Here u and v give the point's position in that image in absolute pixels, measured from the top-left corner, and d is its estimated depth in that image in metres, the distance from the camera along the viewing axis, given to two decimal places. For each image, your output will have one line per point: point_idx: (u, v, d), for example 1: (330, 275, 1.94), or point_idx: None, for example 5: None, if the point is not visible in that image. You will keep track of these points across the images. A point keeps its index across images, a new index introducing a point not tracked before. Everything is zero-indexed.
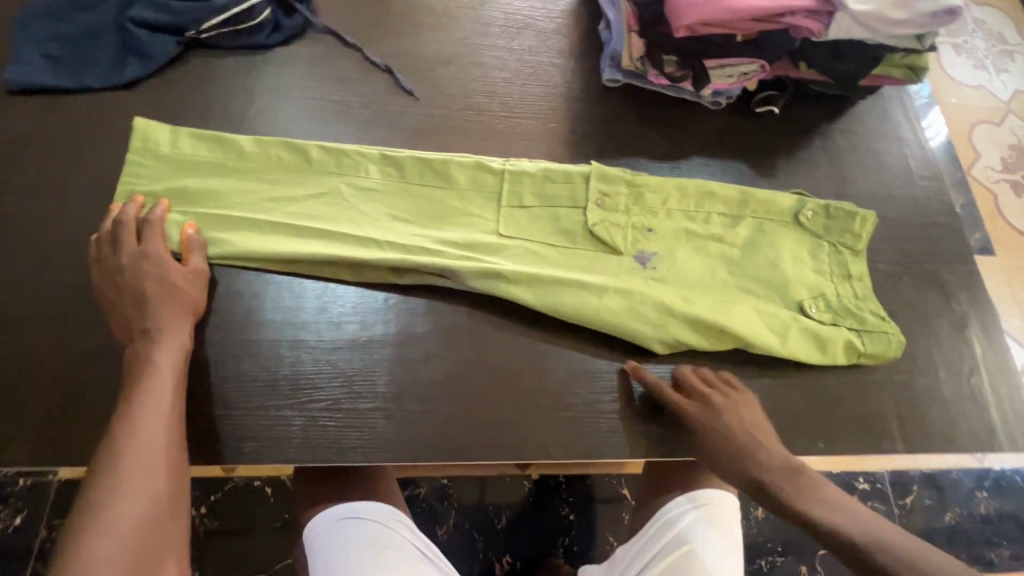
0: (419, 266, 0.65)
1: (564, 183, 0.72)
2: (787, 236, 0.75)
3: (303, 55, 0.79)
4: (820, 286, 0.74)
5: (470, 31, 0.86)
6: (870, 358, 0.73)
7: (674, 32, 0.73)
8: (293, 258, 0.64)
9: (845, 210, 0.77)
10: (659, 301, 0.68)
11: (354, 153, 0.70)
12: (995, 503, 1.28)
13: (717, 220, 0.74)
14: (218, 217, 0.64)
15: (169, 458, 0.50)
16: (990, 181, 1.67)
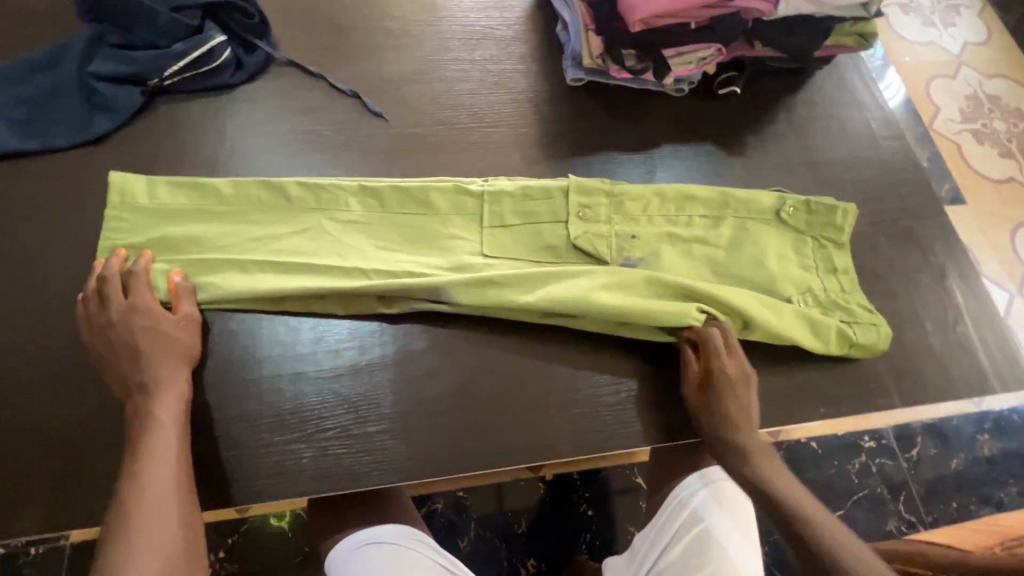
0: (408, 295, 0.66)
1: (543, 199, 0.73)
2: (771, 233, 0.75)
3: (269, 91, 0.79)
4: (808, 282, 0.74)
5: (432, 47, 0.87)
6: (861, 349, 0.73)
7: (630, 26, 0.73)
8: (281, 296, 0.64)
9: (826, 204, 0.77)
10: (648, 289, 0.68)
11: (332, 188, 0.70)
12: (997, 445, 1.32)
13: (699, 223, 0.75)
14: (203, 262, 0.64)
15: (182, 510, 0.50)
16: (951, 132, 1.72)
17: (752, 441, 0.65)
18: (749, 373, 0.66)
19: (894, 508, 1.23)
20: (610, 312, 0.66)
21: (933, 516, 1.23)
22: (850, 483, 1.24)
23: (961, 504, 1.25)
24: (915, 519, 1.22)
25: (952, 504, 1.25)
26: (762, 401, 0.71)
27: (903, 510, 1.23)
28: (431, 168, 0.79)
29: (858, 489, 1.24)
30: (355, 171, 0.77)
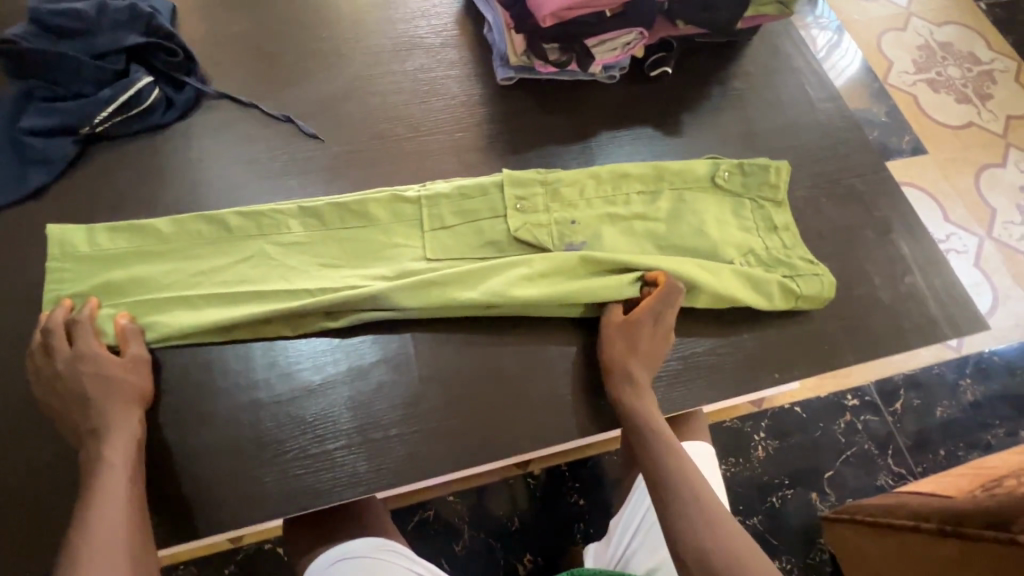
0: (354, 307, 0.67)
1: (480, 197, 0.74)
2: (708, 201, 0.77)
3: (203, 126, 0.80)
4: (748, 243, 0.76)
5: (362, 63, 0.88)
6: (808, 301, 0.74)
7: (541, 22, 0.74)
8: (229, 324, 0.65)
9: (758, 164, 0.79)
10: (587, 269, 0.70)
11: (272, 212, 0.71)
12: (979, 388, 1.33)
13: (637, 199, 0.76)
14: (148, 302, 0.65)
15: (133, 551, 0.51)
16: (906, 85, 1.72)
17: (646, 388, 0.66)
18: (660, 330, 0.68)
19: (883, 463, 1.24)
20: (552, 297, 0.68)
21: (922, 465, 1.25)
22: (837, 444, 1.24)
23: (949, 451, 1.27)
24: (904, 471, 1.24)
25: (939, 452, 1.26)
26: (718, 372, 0.73)
27: (892, 463, 1.24)
28: (372, 183, 0.80)
29: (846, 448, 1.25)
30: (296, 195, 0.78)
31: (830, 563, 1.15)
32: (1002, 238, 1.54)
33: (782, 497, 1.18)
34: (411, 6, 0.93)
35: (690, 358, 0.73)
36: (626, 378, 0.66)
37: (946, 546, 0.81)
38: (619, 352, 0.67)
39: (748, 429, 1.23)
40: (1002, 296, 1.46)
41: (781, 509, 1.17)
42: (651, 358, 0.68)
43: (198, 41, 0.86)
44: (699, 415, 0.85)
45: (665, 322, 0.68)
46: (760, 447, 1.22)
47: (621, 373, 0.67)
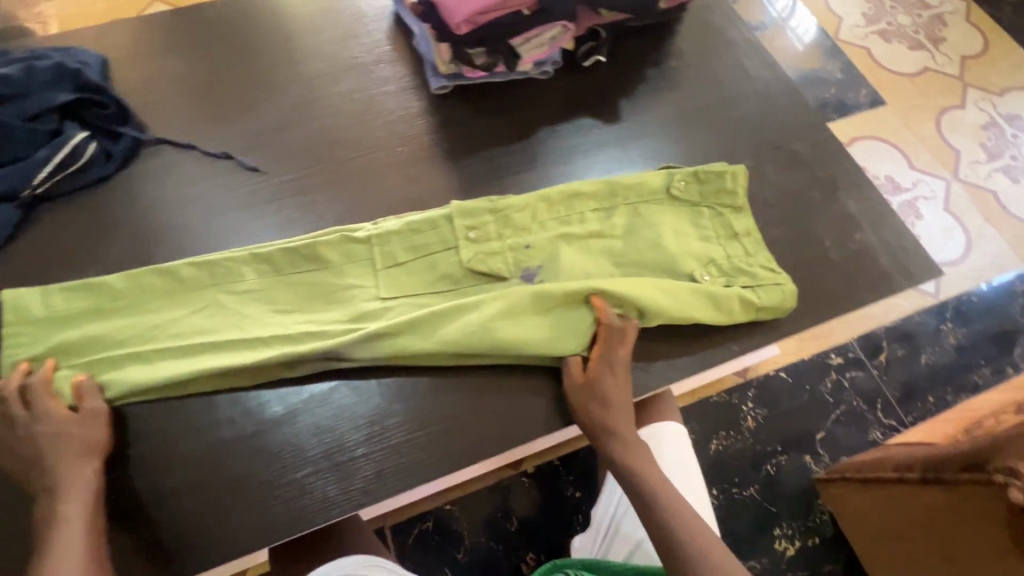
0: (313, 356, 0.67)
1: (430, 230, 0.74)
2: (664, 212, 0.77)
3: (144, 174, 0.81)
4: (709, 253, 0.75)
5: (297, 92, 0.89)
6: (769, 312, 0.74)
7: (455, 32, 0.76)
8: (187, 379, 0.65)
9: (714, 170, 0.78)
10: (542, 306, 0.70)
11: (225, 260, 0.71)
12: (960, 331, 1.34)
13: (592, 217, 0.76)
14: (104, 361, 0.65)
15: None
16: (858, 39, 1.72)
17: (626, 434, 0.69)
18: (623, 372, 0.70)
19: (873, 417, 1.25)
20: (507, 340, 0.68)
21: (912, 415, 1.25)
22: (825, 404, 1.25)
23: (937, 397, 1.27)
24: (895, 423, 1.25)
25: (928, 399, 1.27)
26: (679, 356, 0.74)
27: (882, 417, 1.25)
28: (319, 210, 0.81)
29: (835, 408, 1.25)
30: (246, 233, 0.79)
31: (830, 523, 1.15)
32: (969, 177, 1.54)
33: (776, 464, 1.19)
34: (341, 29, 0.94)
35: (649, 344, 0.74)
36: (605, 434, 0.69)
37: (930, 493, 0.82)
38: (593, 411, 0.69)
39: (735, 401, 1.23)
40: (976, 236, 1.46)
41: (777, 476, 1.18)
42: (624, 411, 0.69)
43: (131, 91, 0.86)
44: (668, 399, 0.87)
45: (621, 357, 0.69)
46: (749, 418, 1.22)
47: (600, 428, 0.69)
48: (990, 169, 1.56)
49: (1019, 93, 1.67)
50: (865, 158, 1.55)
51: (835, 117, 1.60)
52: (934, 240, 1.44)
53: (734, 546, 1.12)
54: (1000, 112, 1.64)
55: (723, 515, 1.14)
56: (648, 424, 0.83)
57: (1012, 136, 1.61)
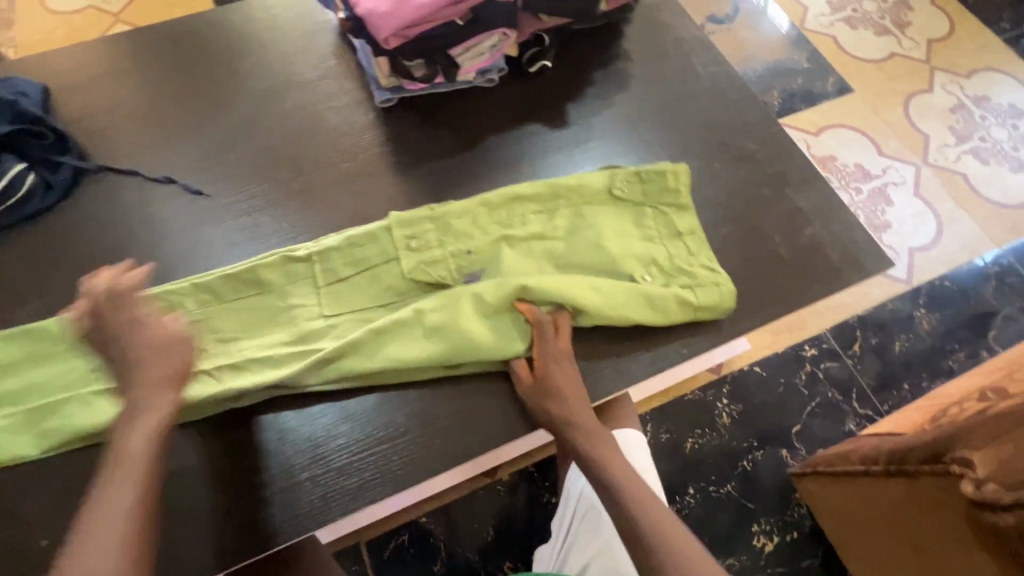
0: (259, 387, 0.67)
1: (370, 243, 0.74)
2: (605, 212, 0.78)
3: (89, 203, 0.80)
4: (650, 252, 0.76)
5: (241, 112, 0.88)
6: (708, 311, 0.74)
7: (383, 49, 0.78)
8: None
9: (656, 170, 0.80)
10: (484, 315, 0.71)
11: (165, 294, 0.71)
12: (933, 316, 1.33)
13: (534, 219, 0.77)
14: (45, 407, 0.66)
15: (128, 533, 0.54)
16: (824, 26, 1.70)
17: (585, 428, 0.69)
18: (568, 368, 0.70)
19: (849, 408, 1.24)
20: (449, 352, 0.69)
21: (887, 403, 1.25)
22: (801, 397, 1.24)
23: (912, 384, 1.27)
24: (870, 412, 1.24)
25: (903, 387, 1.27)
26: (631, 360, 0.74)
27: (857, 407, 1.24)
28: (264, 231, 0.80)
29: (810, 400, 1.24)
30: (192, 259, 0.78)
31: (808, 516, 1.15)
32: (939, 162, 1.53)
33: (753, 460, 1.18)
34: (285, 46, 0.93)
35: (601, 351, 0.74)
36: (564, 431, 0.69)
37: (894, 485, 0.82)
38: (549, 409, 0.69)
39: (710, 398, 1.22)
40: (946, 220, 1.45)
41: (754, 472, 1.17)
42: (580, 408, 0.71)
43: (73, 120, 0.85)
44: (626, 403, 0.87)
45: (562, 349, 0.70)
46: (724, 415, 1.21)
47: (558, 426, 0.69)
48: (959, 152, 1.54)
49: (987, 73, 1.65)
50: (834, 147, 1.54)
51: (803, 107, 1.58)
52: (905, 226, 1.44)
53: (712, 545, 1.11)
54: (967, 94, 1.62)
55: (701, 514, 1.14)
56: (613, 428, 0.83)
57: (980, 118, 1.59)
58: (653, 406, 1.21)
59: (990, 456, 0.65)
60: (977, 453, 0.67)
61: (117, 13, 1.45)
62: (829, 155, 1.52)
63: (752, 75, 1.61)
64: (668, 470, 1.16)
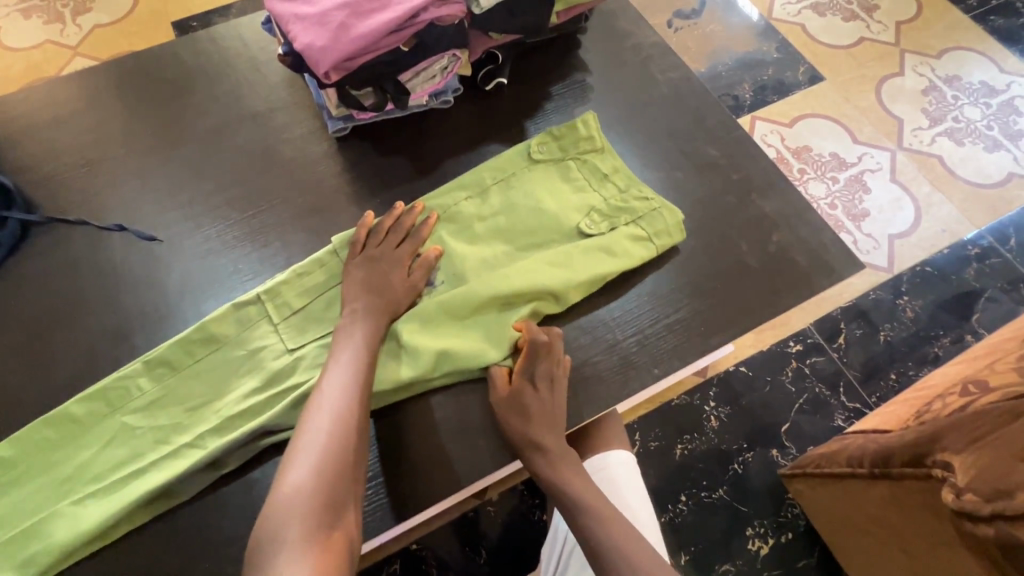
0: (237, 447, 0.66)
1: (318, 270, 0.75)
2: (538, 177, 0.80)
3: (39, 256, 0.78)
4: (587, 202, 0.79)
5: (191, 151, 0.85)
6: (660, 236, 0.77)
7: (324, 82, 0.76)
8: (118, 517, 0.63)
9: (567, 125, 0.83)
10: (452, 316, 0.72)
11: (114, 381, 0.69)
12: (917, 303, 1.33)
13: (474, 205, 0.79)
14: (17, 533, 0.63)
15: (339, 428, 0.61)
16: (792, 15, 1.68)
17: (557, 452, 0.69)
18: (547, 385, 0.69)
19: (837, 402, 1.23)
20: (428, 364, 0.69)
21: (876, 395, 1.24)
22: (788, 395, 1.23)
23: (900, 374, 1.26)
24: (859, 405, 1.23)
25: (891, 377, 1.26)
26: (602, 383, 0.72)
27: (846, 401, 1.23)
28: (222, 273, 0.78)
29: (798, 397, 1.23)
30: (153, 316, 0.75)
31: (802, 516, 1.14)
32: (914, 145, 1.52)
33: (743, 462, 1.17)
34: (234, 79, 0.91)
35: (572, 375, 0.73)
36: (532, 453, 0.68)
37: (879, 488, 0.80)
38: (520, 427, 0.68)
39: (697, 401, 1.21)
40: (925, 204, 1.44)
41: (746, 474, 1.16)
42: (565, 456, 0.70)
43: (18, 169, 0.83)
44: (611, 421, 0.84)
45: (543, 367, 0.69)
46: (712, 418, 1.20)
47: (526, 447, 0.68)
48: (933, 134, 1.53)
49: (957, 53, 1.64)
50: (808, 137, 1.52)
51: (775, 99, 1.56)
52: (883, 213, 1.43)
53: (706, 552, 1.10)
54: (939, 74, 1.61)
55: (694, 521, 1.12)
56: (591, 457, 0.80)
57: (952, 98, 1.58)
58: (639, 413, 1.20)
59: (971, 463, 0.65)
60: (957, 457, 0.66)
61: (74, 46, 1.42)
62: (803, 146, 1.51)
63: (722, 69, 1.59)
64: (659, 479, 1.15)
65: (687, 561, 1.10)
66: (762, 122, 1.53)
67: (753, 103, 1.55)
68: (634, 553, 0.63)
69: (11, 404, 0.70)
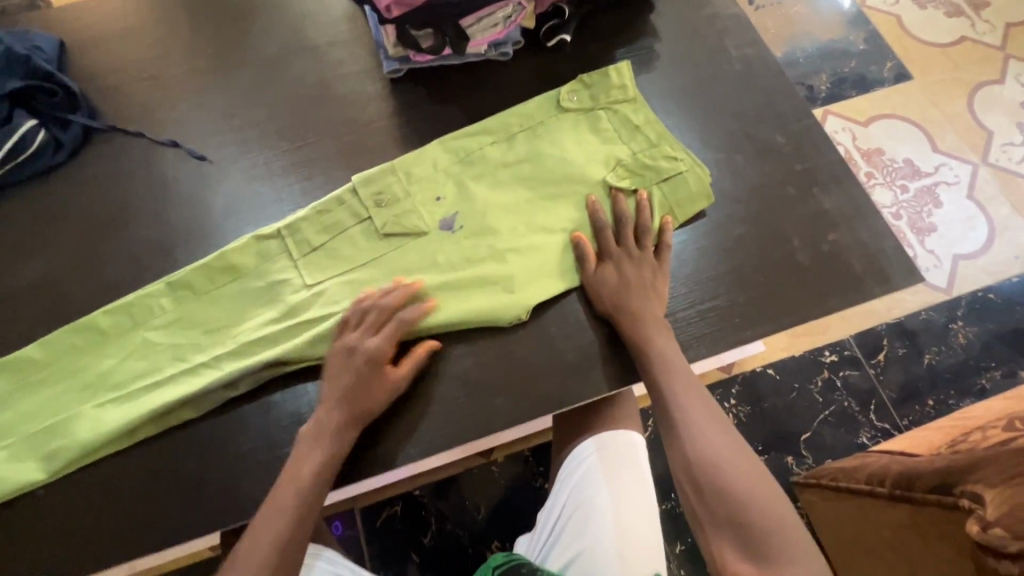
0: (249, 373, 0.69)
1: (337, 207, 0.75)
2: (565, 127, 0.78)
3: (94, 164, 0.81)
4: (613, 155, 0.76)
5: (246, 76, 0.86)
6: (685, 201, 0.75)
7: (384, 18, 0.77)
8: (138, 421, 0.67)
9: (599, 73, 0.80)
10: (466, 270, 0.71)
11: (139, 298, 0.72)
12: (971, 330, 1.24)
13: (497, 151, 0.78)
14: (50, 422, 0.67)
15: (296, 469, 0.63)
16: (888, 4, 1.54)
17: (665, 345, 0.67)
18: (636, 272, 0.70)
19: (865, 419, 1.18)
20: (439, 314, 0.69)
21: (908, 419, 1.18)
22: (814, 404, 1.19)
23: (938, 401, 1.19)
24: (888, 426, 1.18)
25: (928, 402, 1.19)
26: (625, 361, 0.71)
27: (875, 419, 1.18)
28: (262, 202, 0.79)
29: (824, 409, 1.19)
30: (195, 236, 0.77)
31: None
32: (1000, 162, 1.40)
33: None
34: (296, 7, 0.90)
35: (593, 348, 0.72)
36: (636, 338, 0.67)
37: (898, 509, 0.78)
38: (615, 310, 0.69)
39: (718, 398, 1.18)
40: (1000, 227, 1.34)
41: None
42: (656, 318, 0.68)
43: (85, 75, 0.85)
44: (626, 398, 0.79)
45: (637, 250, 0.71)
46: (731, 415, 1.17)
47: (631, 330, 0.68)
48: None
49: None
50: (882, 140, 1.42)
51: (853, 94, 1.46)
52: (952, 230, 1.33)
53: None
54: None
55: None
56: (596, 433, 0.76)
57: None
58: None
59: (1001, 497, 0.61)
60: (989, 491, 0.63)
61: None
62: (876, 149, 1.41)
63: (801, 56, 1.48)
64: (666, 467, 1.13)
65: (681, 551, 1.05)
66: (834, 117, 1.43)
67: (828, 95, 1.45)
68: (707, 427, 0.62)
69: (60, 300, 0.74)
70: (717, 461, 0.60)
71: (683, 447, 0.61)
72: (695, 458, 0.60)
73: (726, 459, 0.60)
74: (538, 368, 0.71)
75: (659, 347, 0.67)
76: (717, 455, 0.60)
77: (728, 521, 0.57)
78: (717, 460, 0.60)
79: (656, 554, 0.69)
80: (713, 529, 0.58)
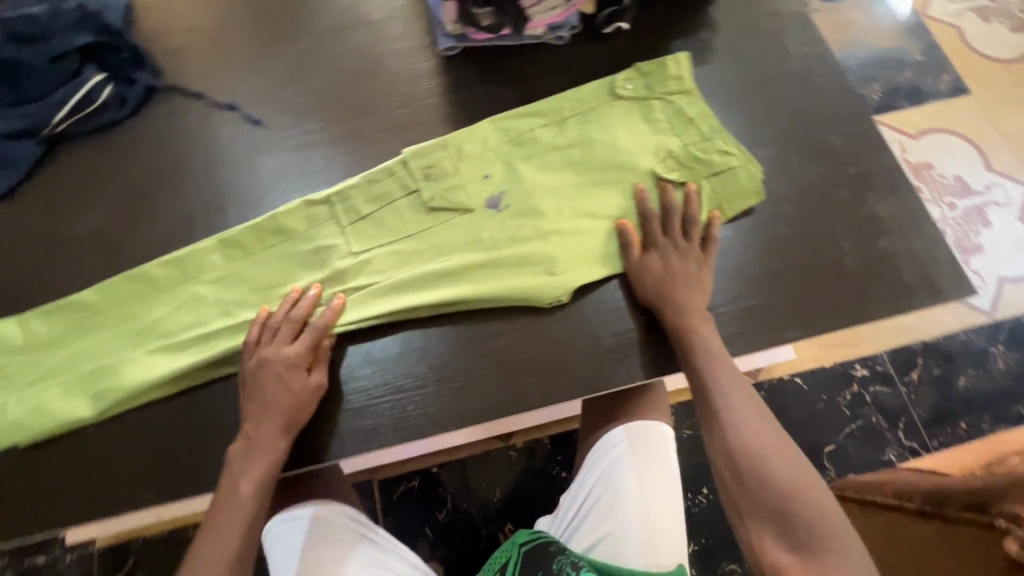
0: None
1: (387, 178, 0.76)
2: (617, 115, 0.78)
3: (154, 121, 0.83)
4: (664, 145, 0.76)
5: (304, 45, 0.88)
6: (734, 196, 0.74)
7: None
8: (184, 371, 0.69)
9: (655, 63, 0.80)
10: (511, 249, 0.72)
11: (191, 253, 0.74)
12: (1012, 355, 1.21)
13: (547, 134, 0.78)
14: (101, 363, 0.70)
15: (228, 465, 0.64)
16: (950, 14, 1.49)
17: (709, 337, 0.67)
18: (681, 262, 0.69)
19: (892, 436, 1.16)
20: (484, 290, 0.70)
21: (938, 440, 1.15)
22: (841, 417, 1.17)
23: (971, 425, 1.16)
24: (917, 445, 1.15)
25: (960, 425, 1.16)
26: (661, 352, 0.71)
27: (903, 437, 1.16)
28: (313, 169, 0.81)
29: (851, 422, 1.17)
30: (246, 197, 0.79)
31: None
32: None
33: None
34: None
35: (630, 336, 0.71)
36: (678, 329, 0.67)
37: (926, 526, 0.75)
38: (659, 300, 0.69)
39: None
40: None
41: None
42: (701, 310, 0.68)
43: (151, 34, 0.88)
44: (658, 389, 0.79)
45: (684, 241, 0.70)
46: None
47: (673, 321, 0.68)
48: None
49: None
50: (933, 154, 1.38)
51: (905, 105, 1.42)
52: (999, 251, 1.29)
53: None
54: None
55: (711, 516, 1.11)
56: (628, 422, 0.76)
57: None
58: None
59: None
60: None
61: None
62: (925, 163, 1.37)
63: (854, 63, 1.45)
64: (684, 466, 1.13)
65: (694, 550, 1.04)
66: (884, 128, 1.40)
67: (880, 105, 1.42)
68: (751, 421, 0.63)
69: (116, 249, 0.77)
70: (763, 455, 0.61)
71: (731, 444, 0.62)
72: (741, 452, 0.61)
73: (770, 453, 0.61)
74: (573, 351, 0.71)
75: (701, 341, 0.66)
76: (761, 447, 0.61)
77: (770, 513, 0.59)
78: (763, 454, 0.61)
79: (680, 546, 0.69)
80: (754, 520, 0.60)
